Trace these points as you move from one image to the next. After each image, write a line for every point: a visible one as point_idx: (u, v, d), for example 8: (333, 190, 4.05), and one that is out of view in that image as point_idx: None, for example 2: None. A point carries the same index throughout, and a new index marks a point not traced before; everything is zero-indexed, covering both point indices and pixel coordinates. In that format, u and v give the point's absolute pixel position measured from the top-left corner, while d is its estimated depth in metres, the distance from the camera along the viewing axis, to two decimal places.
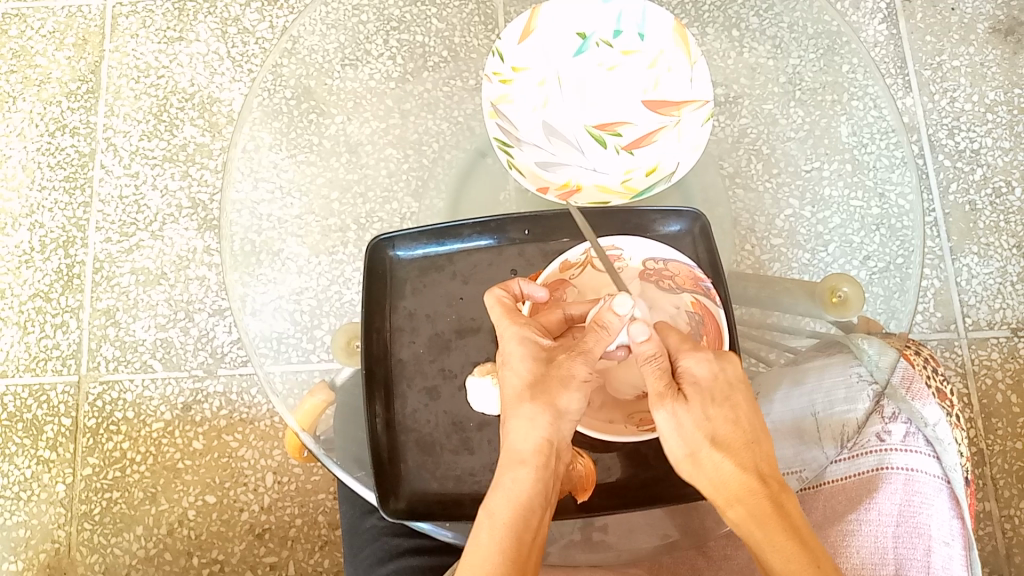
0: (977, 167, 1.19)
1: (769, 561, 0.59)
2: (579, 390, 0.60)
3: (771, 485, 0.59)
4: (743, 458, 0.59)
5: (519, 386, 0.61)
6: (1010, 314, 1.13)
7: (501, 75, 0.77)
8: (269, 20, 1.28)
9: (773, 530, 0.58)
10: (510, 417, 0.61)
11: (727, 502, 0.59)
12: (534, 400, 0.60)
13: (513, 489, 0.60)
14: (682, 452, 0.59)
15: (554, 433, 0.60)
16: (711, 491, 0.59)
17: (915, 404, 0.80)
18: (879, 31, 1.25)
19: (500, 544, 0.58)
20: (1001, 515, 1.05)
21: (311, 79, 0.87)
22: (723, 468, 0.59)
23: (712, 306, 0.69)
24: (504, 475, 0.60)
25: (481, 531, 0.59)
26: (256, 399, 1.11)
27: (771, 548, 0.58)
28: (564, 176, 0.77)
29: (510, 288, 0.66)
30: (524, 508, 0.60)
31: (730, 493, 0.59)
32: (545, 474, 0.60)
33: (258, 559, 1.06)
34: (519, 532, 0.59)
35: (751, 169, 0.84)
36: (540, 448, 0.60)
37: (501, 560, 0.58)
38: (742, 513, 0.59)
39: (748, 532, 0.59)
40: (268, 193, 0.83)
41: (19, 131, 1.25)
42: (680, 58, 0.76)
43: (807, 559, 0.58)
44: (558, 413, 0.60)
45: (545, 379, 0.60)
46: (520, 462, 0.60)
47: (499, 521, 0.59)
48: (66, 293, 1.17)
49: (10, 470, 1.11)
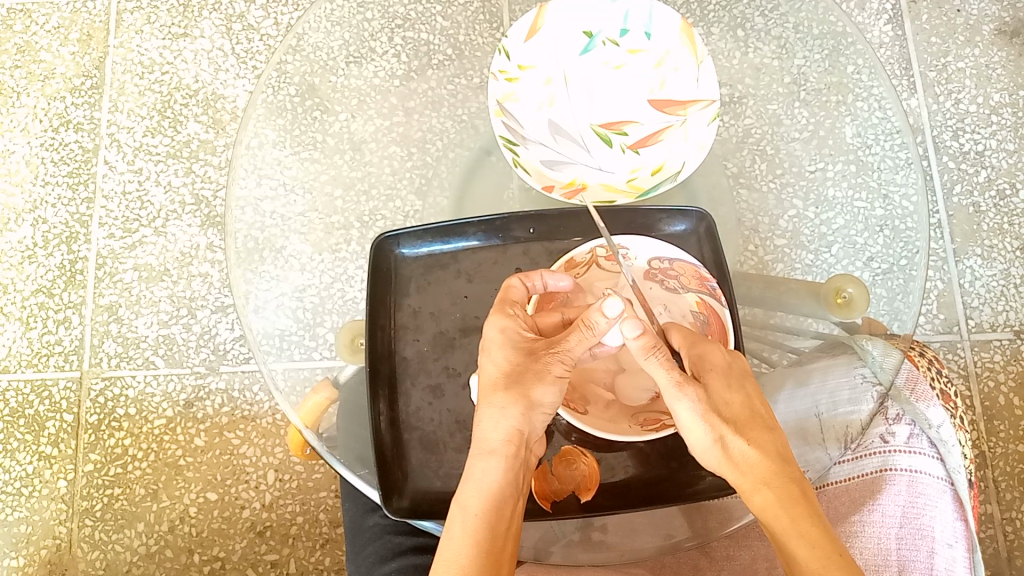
0: (981, 169, 1.19)
1: (794, 550, 0.57)
2: (554, 385, 0.61)
3: (793, 471, 0.59)
4: (766, 443, 0.59)
5: (496, 375, 0.61)
6: (1013, 317, 1.13)
7: (506, 73, 0.76)
8: (273, 17, 1.28)
9: (800, 516, 0.57)
10: (482, 407, 0.61)
11: (753, 488, 0.58)
12: (507, 390, 0.61)
13: (482, 480, 0.60)
14: (708, 440, 0.58)
15: (524, 423, 0.61)
16: (738, 476, 0.58)
17: (919, 406, 0.80)
18: (884, 32, 1.24)
19: (472, 537, 0.58)
20: (1003, 518, 1.05)
21: (316, 77, 0.87)
22: (749, 453, 0.58)
23: (717, 305, 0.68)
24: (474, 464, 0.60)
25: (454, 525, 0.58)
26: (258, 396, 1.11)
27: (795, 534, 0.57)
28: (570, 174, 0.77)
29: (529, 279, 0.67)
30: (495, 498, 0.59)
31: (758, 477, 0.58)
32: (513, 464, 0.61)
33: (260, 556, 1.06)
34: (492, 523, 0.59)
35: (754, 169, 0.83)
36: (509, 438, 0.60)
37: (474, 553, 0.57)
38: (769, 498, 0.58)
39: (772, 521, 0.57)
40: (271, 190, 0.82)
41: (23, 126, 1.25)
42: (686, 58, 0.76)
43: (831, 545, 0.56)
44: (530, 404, 0.61)
45: (521, 372, 0.61)
46: (489, 451, 0.60)
47: (471, 513, 0.59)
48: (69, 289, 1.17)
49: (12, 465, 1.11)
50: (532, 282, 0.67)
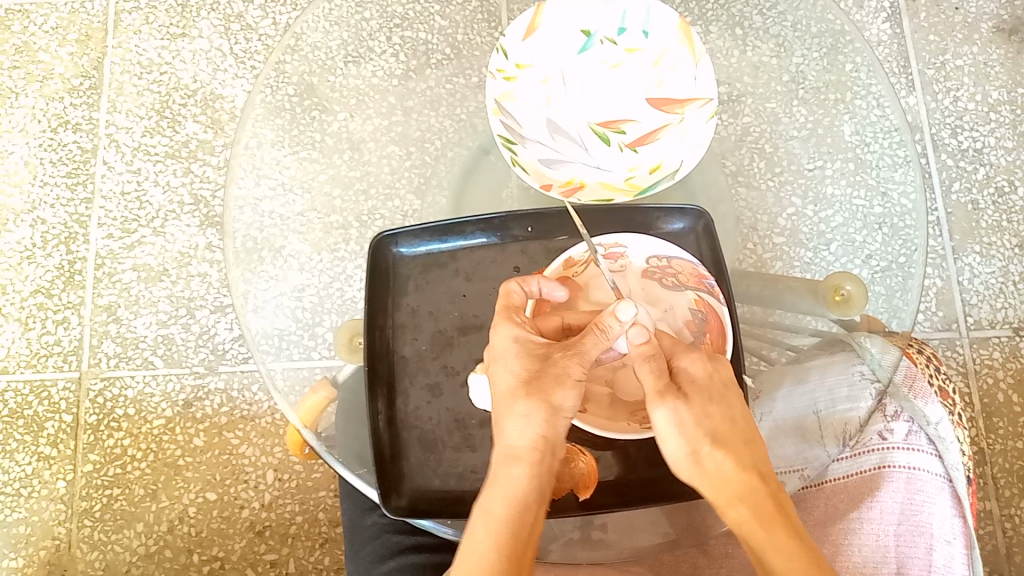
0: (979, 166, 1.19)
1: (769, 561, 0.58)
2: (575, 389, 0.60)
3: (770, 485, 0.60)
4: (741, 462, 0.59)
5: (513, 383, 0.61)
6: (1012, 314, 1.13)
7: (505, 72, 0.77)
8: (271, 16, 1.28)
9: (776, 528, 0.58)
10: (505, 414, 0.61)
11: (729, 503, 0.59)
12: (528, 397, 0.60)
13: (508, 486, 0.60)
14: (682, 452, 0.58)
15: (549, 429, 0.60)
16: (713, 492, 0.59)
17: (918, 403, 0.80)
18: (882, 30, 1.25)
19: (496, 541, 0.58)
20: (1002, 515, 1.05)
21: (314, 76, 0.87)
22: (724, 467, 0.59)
23: (717, 304, 0.68)
24: (499, 472, 0.60)
25: (476, 529, 0.59)
26: (258, 395, 1.11)
27: (772, 548, 0.58)
28: (568, 173, 0.77)
29: (526, 284, 0.67)
30: (520, 503, 0.59)
31: (733, 492, 0.59)
32: (539, 470, 0.60)
33: (259, 555, 1.06)
34: (516, 529, 0.59)
35: (753, 168, 0.83)
36: (535, 444, 0.60)
37: (497, 556, 0.58)
38: (745, 513, 0.59)
39: (750, 535, 0.59)
40: (270, 190, 0.82)
41: (21, 127, 1.25)
42: (684, 57, 0.76)
43: (808, 559, 0.58)
44: (553, 409, 0.60)
45: (541, 376, 0.60)
46: (515, 458, 0.60)
47: (494, 518, 0.59)
48: (68, 289, 1.17)
49: (11, 467, 1.11)
50: (529, 285, 0.67)
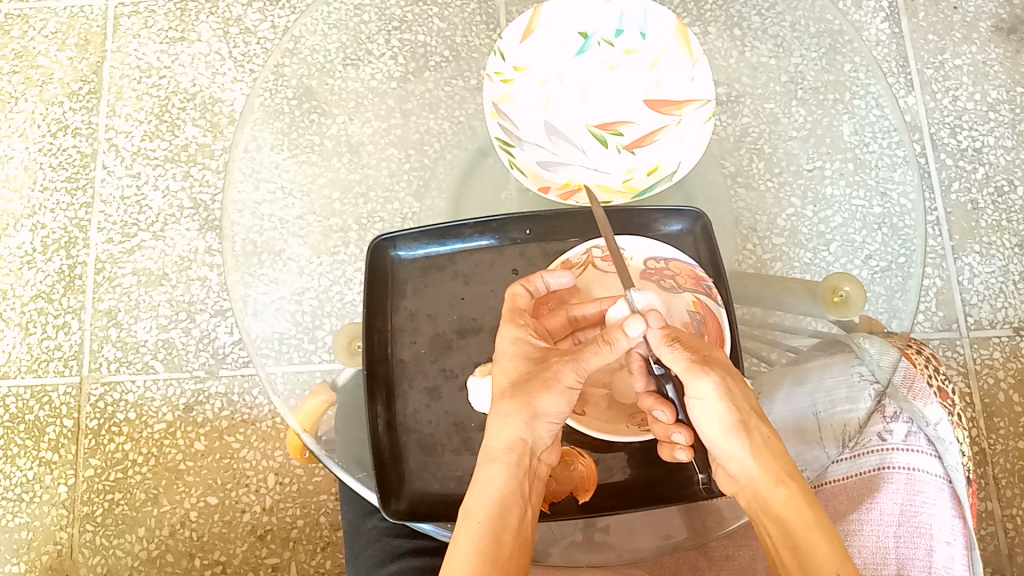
0: (979, 166, 1.19)
1: (816, 545, 0.56)
2: (561, 393, 0.60)
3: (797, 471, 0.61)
4: (777, 440, 0.61)
5: (505, 383, 0.62)
6: (1012, 314, 1.12)
7: (501, 75, 0.77)
8: (270, 20, 1.28)
9: (819, 510, 0.58)
10: (491, 416, 0.62)
11: (779, 479, 0.58)
12: (512, 398, 0.61)
13: (486, 488, 0.60)
14: (733, 420, 0.58)
15: (529, 432, 0.61)
16: (768, 463, 0.59)
17: (917, 404, 0.80)
18: (881, 30, 1.24)
19: (477, 545, 0.57)
20: (1003, 515, 1.05)
21: (312, 79, 0.87)
22: (772, 439, 0.60)
23: (714, 305, 0.69)
24: (479, 473, 0.61)
25: (458, 534, 0.58)
26: (258, 399, 1.12)
27: (819, 529, 0.57)
28: (565, 175, 0.77)
29: (531, 284, 0.68)
30: (499, 506, 0.59)
31: (784, 466, 0.59)
32: (517, 473, 0.60)
33: (261, 560, 1.06)
34: (498, 532, 0.58)
35: (753, 169, 0.84)
36: (512, 446, 0.60)
37: (480, 559, 0.56)
38: (794, 490, 0.58)
39: (794, 516, 0.58)
40: (269, 193, 0.83)
41: (21, 132, 1.25)
42: (681, 58, 0.76)
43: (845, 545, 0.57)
44: (535, 412, 0.60)
45: (529, 379, 0.61)
46: (492, 459, 0.60)
47: (475, 521, 0.59)
48: (69, 294, 1.17)
49: (13, 471, 1.11)
50: (534, 284, 0.68)
